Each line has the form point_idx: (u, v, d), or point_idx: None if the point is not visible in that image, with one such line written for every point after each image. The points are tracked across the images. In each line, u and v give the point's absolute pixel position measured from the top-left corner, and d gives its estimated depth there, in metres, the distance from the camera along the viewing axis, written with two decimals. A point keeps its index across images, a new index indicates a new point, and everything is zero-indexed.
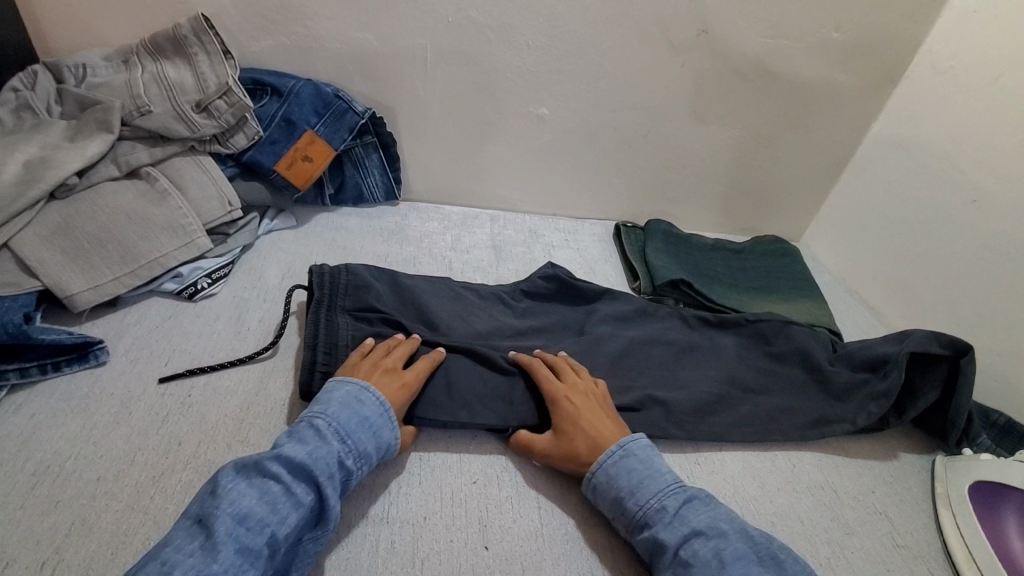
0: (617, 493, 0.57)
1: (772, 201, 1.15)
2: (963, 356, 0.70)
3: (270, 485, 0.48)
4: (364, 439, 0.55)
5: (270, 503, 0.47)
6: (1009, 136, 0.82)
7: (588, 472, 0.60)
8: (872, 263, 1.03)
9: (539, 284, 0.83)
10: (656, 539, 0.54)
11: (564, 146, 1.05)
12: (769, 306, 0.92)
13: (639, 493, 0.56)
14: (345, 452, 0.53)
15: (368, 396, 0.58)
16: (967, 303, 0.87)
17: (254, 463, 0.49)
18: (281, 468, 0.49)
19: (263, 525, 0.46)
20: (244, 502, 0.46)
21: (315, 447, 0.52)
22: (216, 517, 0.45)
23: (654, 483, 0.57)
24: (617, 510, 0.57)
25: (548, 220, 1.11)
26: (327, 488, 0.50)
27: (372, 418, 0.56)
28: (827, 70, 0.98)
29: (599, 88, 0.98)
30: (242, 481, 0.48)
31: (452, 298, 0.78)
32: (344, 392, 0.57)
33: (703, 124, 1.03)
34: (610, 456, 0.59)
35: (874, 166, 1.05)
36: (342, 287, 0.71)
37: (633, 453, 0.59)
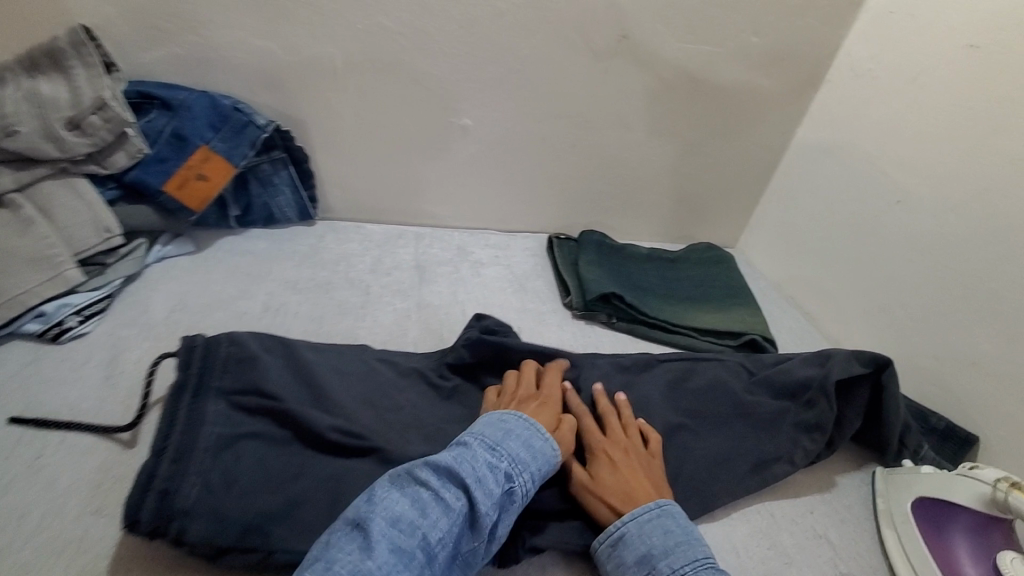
0: (645, 550, 0.52)
1: (707, 209, 1.13)
2: (884, 371, 0.69)
3: (421, 491, 0.48)
4: (513, 448, 0.55)
5: (421, 506, 0.47)
6: (928, 135, 0.81)
7: (617, 521, 0.55)
8: (806, 268, 1.02)
9: (464, 352, 0.70)
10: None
11: (490, 158, 1.00)
12: (703, 318, 0.89)
13: (673, 555, 0.51)
14: (495, 459, 0.53)
15: (507, 416, 0.59)
16: (897, 306, 0.85)
17: (406, 472, 0.50)
18: (430, 473, 0.50)
19: (416, 527, 0.46)
20: (396, 505, 0.47)
21: (459, 452, 0.52)
22: (371, 518, 0.46)
23: (690, 549, 0.52)
24: (642, 569, 0.52)
25: (477, 236, 1.06)
26: (475, 492, 0.49)
27: (519, 430, 0.57)
28: (750, 75, 0.98)
29: (522, 96, 0.94)
30: (395, 490, 0.48)
31: (359, 378, 0.67)
32: (485, 416, 0.59)
33: (632, 132, 1.01)
34: (649, 510, 0.55)
35: (802, 169, 1.04)
36: (219, 363, 0.61)
37: (673, 515, 0.55)
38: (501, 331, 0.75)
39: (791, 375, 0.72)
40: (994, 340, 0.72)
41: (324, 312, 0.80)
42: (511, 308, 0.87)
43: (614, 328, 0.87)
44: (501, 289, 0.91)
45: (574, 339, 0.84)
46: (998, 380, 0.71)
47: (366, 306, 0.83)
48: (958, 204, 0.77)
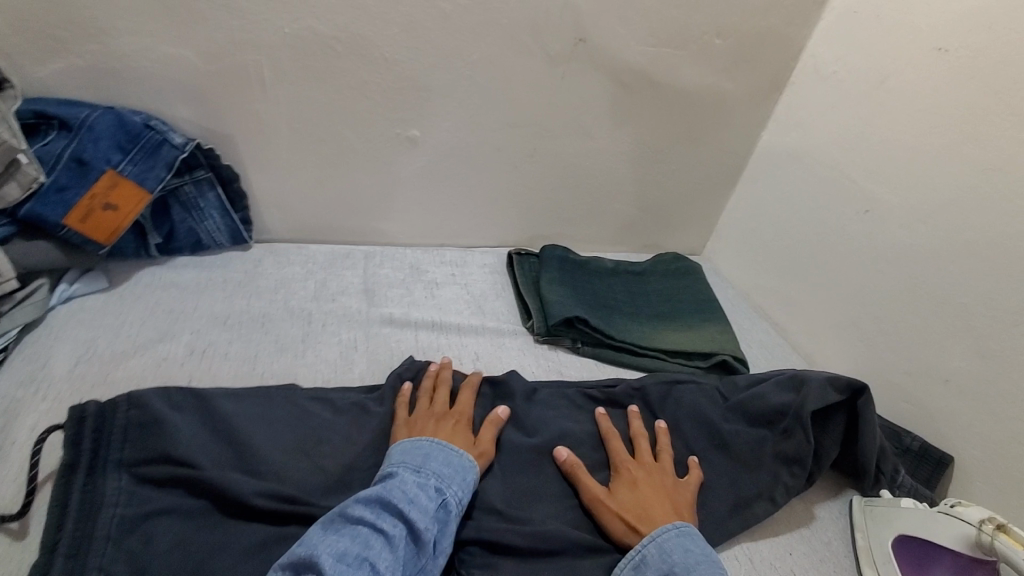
0: (665, 569, 0.52)
1: (672, 216, 1.09)
2: (859, 397, 0.66)
3: (359, 528, 0.47)
4: (436, 467, 0.55)
5: (362, 539, 0.46)
6: (897, 141, 0.78)
7: (637, 544, 0.55)
8: (774, 276, 0.99)
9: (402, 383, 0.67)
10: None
11: (442, 170, 0.93)
12: (671, 337, 0.85)
13: (695, 571, 0.50)
14: (421, 480, 0.53)
15: (422, 443, 0.58)
16: (867, 318, 0.82)
17: (337, 514, 0.49)
18: (362, 509, 0.49)
19: (361, 558, 0.45)
20: (337, 543, 0.46)
21: (386, 482, 0.52)
22: (316, 557, 0.44)
23: (710, 568, 0.51)
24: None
25: (432, 252, 0.99)
26: (412, 513, 0.49)
27: (434, 449, 0.57)
28: (713, 79, 0.93)
29: (474, 104, 0.87)
30: (330, 532, 0.47)
31: (289, 425, 0.60)
32: (395, 449, 0.57)
33: (593, 139, 0.96)
34: (667, 530, 0.55)
35: (768, 174, 1.00)
36: (119, 432, 0.53)
37: (692, 536, 0.54)
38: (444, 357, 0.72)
39: (764, 403, 0.68)
40: (966, 357, 0.69)
41: (257, 350, 0.72)
42: (468, 335, 0.81)
43: (579, 353, 0.81)
44: (457, 311, 0.85)
45: (536, 365, 0.78)
46: (970, 398, 0.69)
47: (307, 339, 0.75)
48: (927, 215, 0.74)
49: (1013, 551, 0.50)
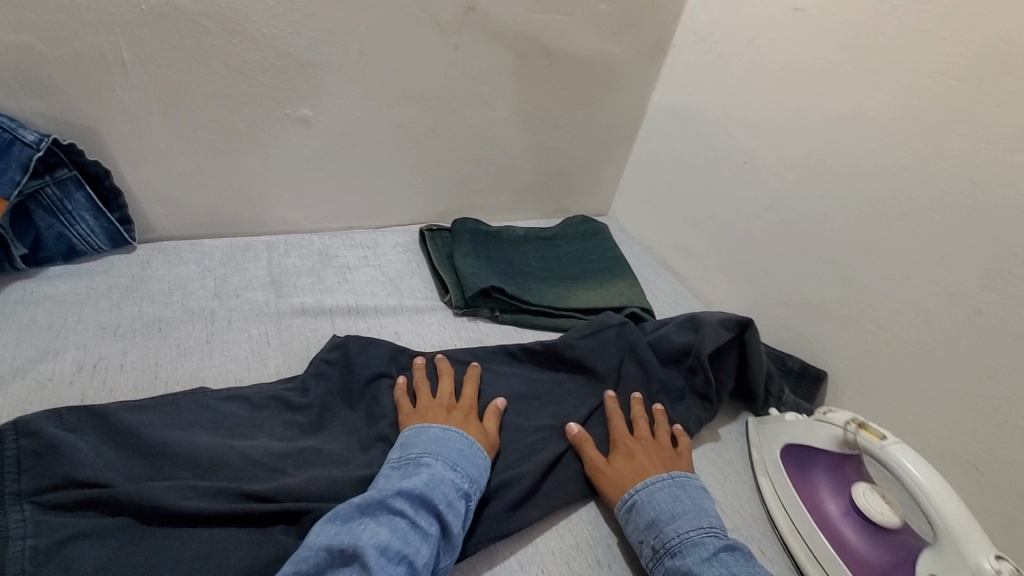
0: (653, 516, 0.56)
1: (577, 179, 1.13)
2: (746, 330, 0.74)
3: (398, 520, 0.48)
4: (469, 468, 0.56)
5: (404, 534, 0.47)
6: (765, 96, 0.86)
7: (631, 489, 0.59)
8: (672, 229, 1.06)
9: (325, 366, 0.66)
10: (688, 569, 0.51)
11: (341, 150, 0.90)
12: (584, 296, 0.89)
13: (679, 520, 0.55)
14: (457, 480, 0.54)
15: (454, 433, 0.59)
16: (752, 259, 0.91)
17: (377, 502, 0.49)
18: (403, 502, 0.49)
19: (402, 556, 0.45)
20: (381, 536, 0.46)
21: (426, 477, 0.52)
22: (362, 549, 0.44)
23: (697, 518, 0.56)
24: (651, 532, 0.55)
25: (340, 236, 0.96)
26: (450, 514, 0.50)
27: (463, 446, 0.58)
28: (601, 44, 0.97)
29: (367, 78, 0.85)
30: (371, 521, 0.47)
31: (204, 429, 0.57)
32: (433, 432, 0.58)
33: (493, 109, 0.96)
34: (661, 481, 0.59)
35: (660, 133, 1.06)
36: (8, 463, 0.47)
37: (682, 488, 0.59)
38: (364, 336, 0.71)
39: (670, 344, 0.76)
40: (831, 285, 0.79)
41: (157, 357, 0.67)
42: (388, 316, 0.80)
43: (498, 321, 0.84)
44: (373, 293, 0.84)
45: (457, 337, 0.79)
46: (835, 319, 0.79)
47: (214, 339, 0.71)
48: (794, 161, 0.83)
49: (868, 443, 0.58)
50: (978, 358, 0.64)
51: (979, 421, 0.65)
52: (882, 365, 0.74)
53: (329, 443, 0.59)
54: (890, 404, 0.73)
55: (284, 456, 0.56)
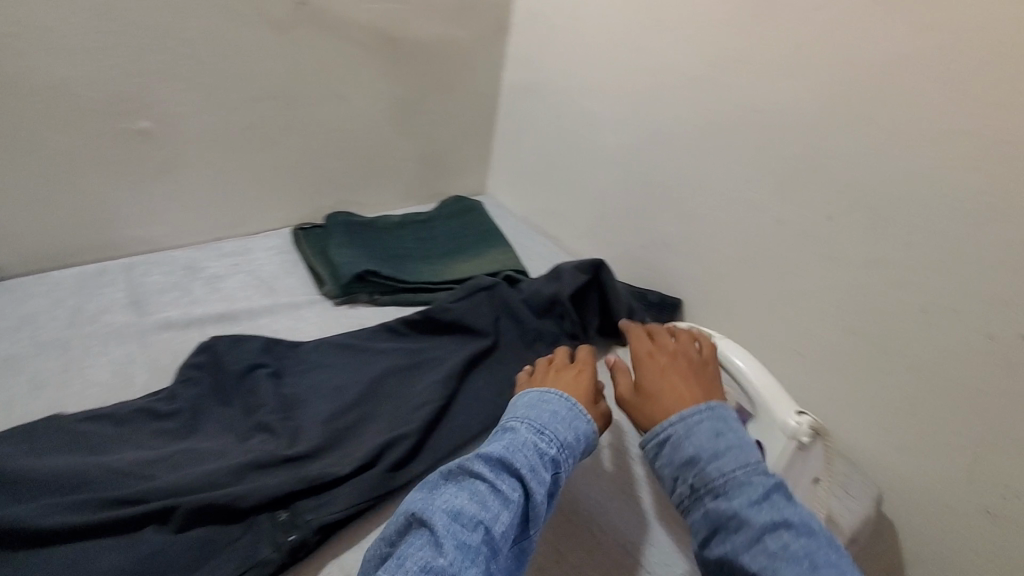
0: (691, 453, 0.52)
1: (447, 162, 1.17)
2: (601, 271, 0.82)
3: (477, 484, 0.48)
4: (560, 432, 0.55)
5: (480, 499, 0.47)
6: (594, 61, 0.94)
7: (667, 421, 0.55)
8: (541, 196, 1.12)
9: (194, 372, 0.66)
10: (734, 513, 0.47)
11: (192, 160, 0.88)
12: (461, 267, 0.93)
13: (724, 458, 0.51)
14: (543, 445, 0.53)
15: (551, 396, 0.59)
16: (609, 211, 0.99)
17: (459, 466, 0.50)
18: (484, 466, 0.49)
19: (477, 521, 0.45)
20: (456, 500, 0.46)
21: (512, 441, 0.52)
22: (432, 513, 0.45)
23: (744, 457, 0.51)
24: (688, 470, 0.52)
25: (207, 248, 0.93)
26: (531, 481, 0.49)
27: (560, 409, 0.57)
28: (443, 28, 1.01)
29: (206, 83, 0.83)
30: (452, 485, 0.48)
31: (63, 451, 0.55)
32: (529, 397, 0.58)
33: (348, 101, 0.98)
34: (700, 414, 0.54)
35: (516, 109, 1.13)
36: None
37: (726, 422, 0.53)
38: (235, 335, 0.71)
39: (540, 295, 0.82)
40: (673, 221, 0.89)
41: (7, 395, 0.63)
42: (264, 316, 0.80)
43: (378, 304, 0.86)
44: (246, 297, 0.83)
45: (338, 325, 0.81)
46: (680, 251, 0.89)
47: (71, 367, 0.68)
48: (626, 117, 0.91)
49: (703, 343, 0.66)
50: (787, 260, 0.75)
51: (795, 313, 0.76)
52: (721, 283, 0.84)
53: (204, 444, 0.59)
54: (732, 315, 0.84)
55: (154, 462, 0.55)
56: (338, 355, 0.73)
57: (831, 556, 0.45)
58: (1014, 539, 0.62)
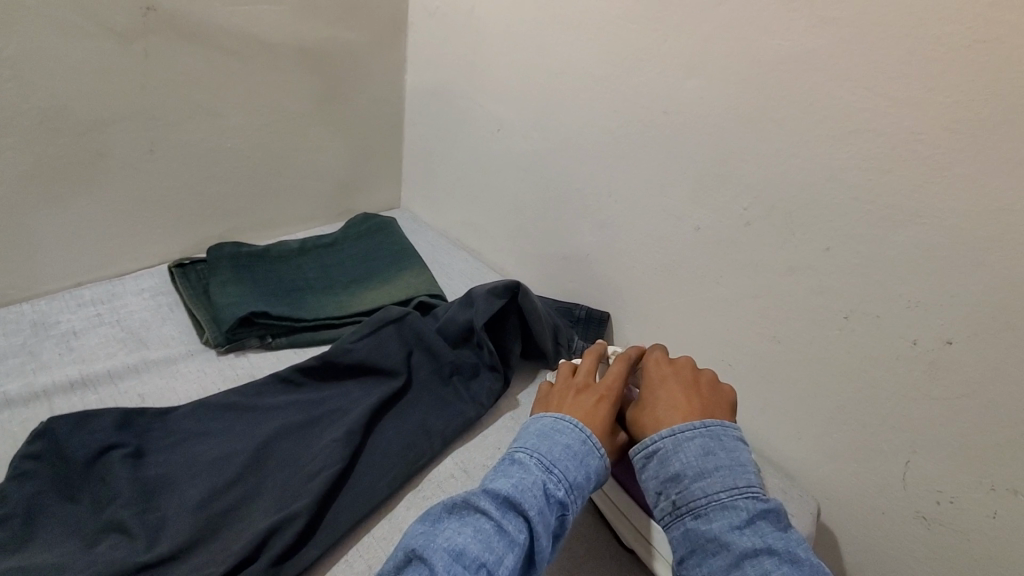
0: (677, 470, 0.48)
1: (353, 177, 1.06)
2: (519, 294, 0.75)
3: (483, 521, 0.43)
4: (574, 472, 0.48)
5: (485, 539, 0.42)
6: (497, 63, 0.87)
7: (655, 434, 0.51)
8: (457, 208, 1.05)
9: (28, 464, 0.54)
10: (714, 537, 0.44)
11: (29, 197, 0.74)
12: (369, 296, 0.84)
13: (708, 479, 0.46)
14: (553, 484, 0.46)
15: (565, 424, 0.52)
16: (528, 222, 0.92)
17: (463, 500, 0.45)
18: (490, 503, 0.44)
19: (481, 565, 0.40)
20: (459, 538, 0.41)
21: (521, 476, 0.46)
22: (432, 552, 0.40)
23: (733, 476, 0.46)
24: (671, 487, 0.48)
25: (63, 297, 0.79)
26: (539, 524, 0.43)
27: (575, 443, 0.50)
28: (329, 31, 0.91)
29: (33, 107, 0.70)
30: (454, 521, 0.43)
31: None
32: (544, 422, 0.52)
33: (224, 118, 0.86)
34: (692, 431, 0.49)
35: (423, 115, 1.04)
36: None
37: (720, 440, 0.49)
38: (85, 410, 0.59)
39: (454, 324, 0.74)
40: (593, 231, 0.83)
41: None
42: (130, 378, 0.68)
43: (272, 348, 0.76)
44: (109, 355, 0.71)
45: (223, 378, 0.70)
46: (603, 262, 0.83)
47: None
48: (535, 121, 0.84)
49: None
50: (709, 270, 0.71)
51: (723, 324, 0.72)
52: (646, 294, 0.79)
53: (34, 559, 0.48)
54: (660, 327, 0.79)
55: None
56: (219, 418, 0.63)
57: None
58: (950, 544, 0.60)
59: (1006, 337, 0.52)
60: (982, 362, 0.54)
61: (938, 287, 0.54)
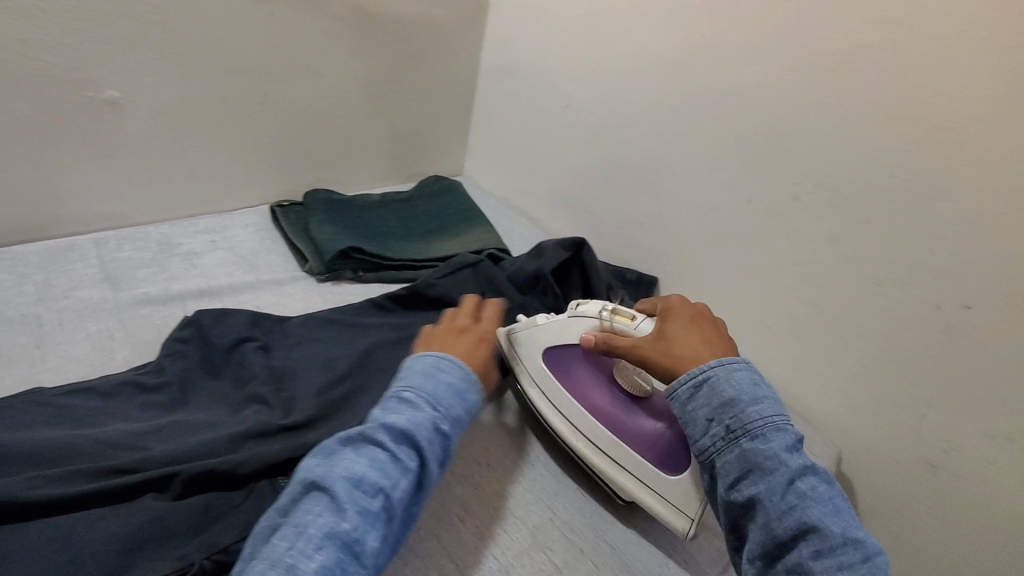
0: (731, 396, 0.51)
1: (424, 143, 1.16)
2: (582, 250, 0.85)
3: (377, 452, 0.48)
4: (454, 406, 0.53)
5: (379, 468, 0.47)
6: (572, 44, 0.96)
7: (706, 364, 0.54)
8: (519, 179, 1.14)
9: (179, 345, 0.65)
10: (773, 454, 0.48)
11: (162, 133, 0.85)
12: (443, 246, 0.94)
13: (762, 404, 0.51)
14: (438, 419, 0.51)
15: (449, 363, 0.56)
16: (586, 192, 1.02)
17: (359, 435, 0.48)
18: (386, 436, 0.49)
19: (378, 488, 0.46)
20: (357, 468, 0.46)
21: (410, 413, 0.51)
22: (333, 480, 0.45)
23: (781, 407, 0.51)
24: (726, 412, 0.51)
25: (180, 224, 0.91)
26: (427, 450, 0.49)
27: (454, 382, 0.55)
28: (421, 7, 1.01)
29: (177, 53, 0.80)
30: (351, 453, 0.47)
31: (45, 424, 0.54)
32: (425, 361, 0.56)
33: (324, 78, 0.96)
34: (739, 364, 0.53)
35: (493, 91, 1.14)
36: None
37: (761, 376, 0.54)
38: (221, 310, 0.70)
39: (523, 272, 0.84)
40: (649, 201, 0.92)
41: None
42: (245, 293, 0.79)
43: (363, 280, 0.86)
44: (227, 273, 0.82)
45: (324, 301, 0.81)
46: (656, 230, 0.92)
47: (44, 343, 0.66)
48: (603, 98, 0.94)
49: (625, 325, 0.62)
50: (756, 238, 0.80)
51: (764, 288, 0.81)
52: (694, 261, 0.88)
53: (195, 415, 0.59)
54: (704, 291, 0.88)
55: (146, 433, 0.55)
56: (326, 330, 0.74)
57: (847, 502, 0.48)
58: (954, 487, 0.69)
59: (1017, 302, 0.60)
60: (995, 324, 0.62)
61: (961, 258, 0.63)
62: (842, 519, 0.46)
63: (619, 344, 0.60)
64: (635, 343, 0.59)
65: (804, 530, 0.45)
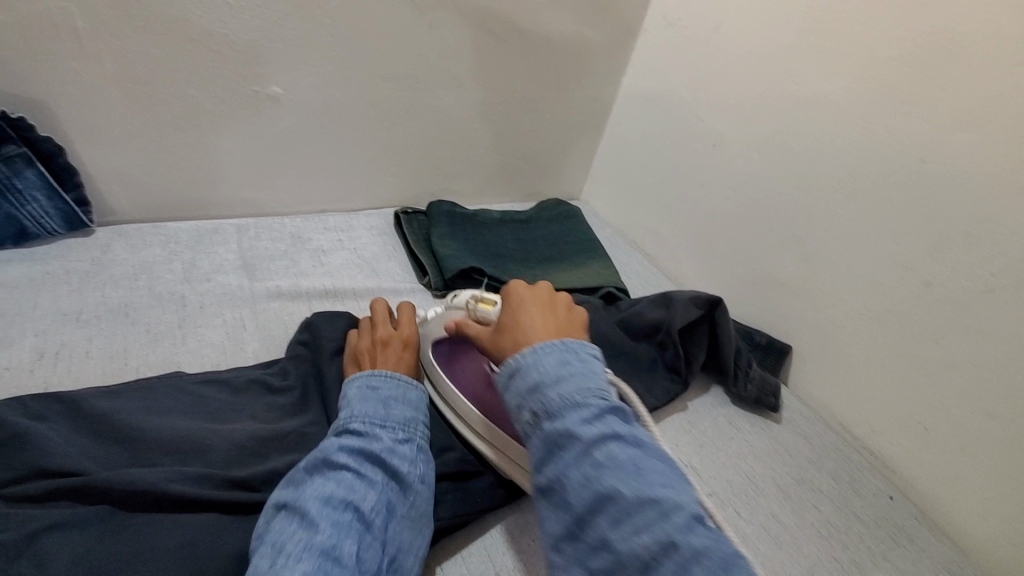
0: (536, 380, 0.47)
1: (548, 163, 1.14)
2: (716, 309, 0.78)
3: (342, 474, 0.49)
4: (405, 416, 0.57)
5: (347, 484, 0.48)
6: (733, 82, 0.89)
7: (517, 356, 0.50)
8: (642, 213, 1.09)
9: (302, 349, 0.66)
10: (565, 431, 0.43)
11: (312, 130, 0.87)
12: (559, 277, 0.91)
13: (562, 382, 0.46)
14: (396, 432, 0.54)
15: (377, 381, 0.59)
16: (720, 241, 0.94)
17: (319, 462, 0.50)
18: (345, 456, 0.50)
19: (347, 502, 0.47)
20: (322, 489, 0.47)
21: (367, 435, 0.53)
22: (301, 504, 0.46)
23: (585, 381, 0.46)
24: (531, 397, 0.46)
25: (313, 219, 0.93)
26: (392, 460, 0.52)
27: (391, 393, 0.58)
28: (574, 26, 0.97)
29: (338, 56, 0.82)
30: (316, 479, 0.48)
31: (181, 414, 0.56)
32: (356, 386, 0.58)
33: (467, 90, 0.95)
34: (551, 347, 0.49)
35: (631, 118, 1.09)
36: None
37: (575, 353, 0.49)
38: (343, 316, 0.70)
39: (642, 318, 0.79)
40: (794, 263, 0.83)
41: (125, 344, 0.64)
42: (366, 298, 0.80)
43: None
44: (350, 276, 0.83)
45: None
46: (798, 295, 0.83)
47: (186, 324, 0.68)
48: (760, 145, 0.86)
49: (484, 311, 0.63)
50: (927, 327, 0.69)
51: (928, 385, 0.70)
52: (840, 337, 0.79)
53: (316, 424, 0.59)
54: (847, 372, 0.79)
55: (268, 441, 0.55)
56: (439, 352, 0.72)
57: (659, 466, 0.42)
58: None
59: None
60: None
61: None
62: (644, 480, 0.40)
63: (471, 328, 0.60)
64: (479, 332, 0.59)
65: (600, 500, 0.40)
